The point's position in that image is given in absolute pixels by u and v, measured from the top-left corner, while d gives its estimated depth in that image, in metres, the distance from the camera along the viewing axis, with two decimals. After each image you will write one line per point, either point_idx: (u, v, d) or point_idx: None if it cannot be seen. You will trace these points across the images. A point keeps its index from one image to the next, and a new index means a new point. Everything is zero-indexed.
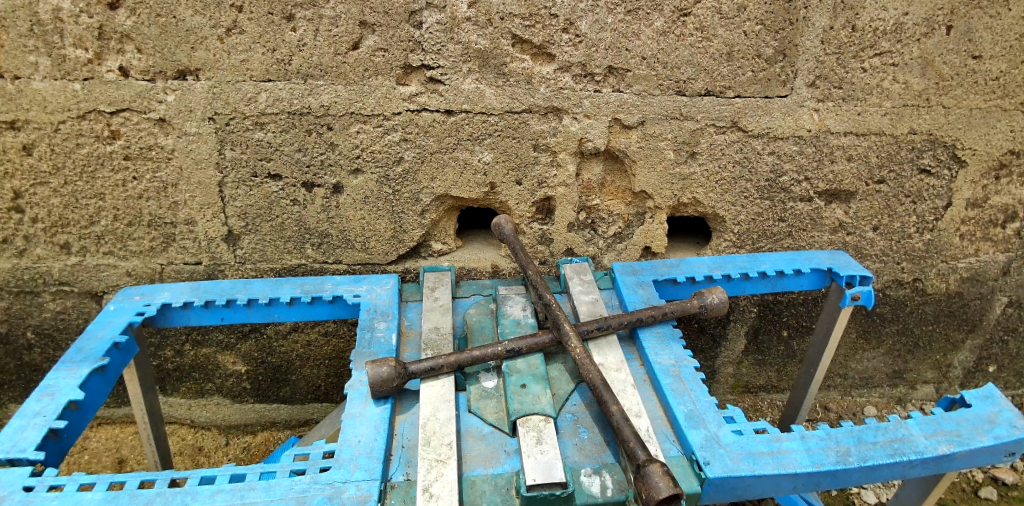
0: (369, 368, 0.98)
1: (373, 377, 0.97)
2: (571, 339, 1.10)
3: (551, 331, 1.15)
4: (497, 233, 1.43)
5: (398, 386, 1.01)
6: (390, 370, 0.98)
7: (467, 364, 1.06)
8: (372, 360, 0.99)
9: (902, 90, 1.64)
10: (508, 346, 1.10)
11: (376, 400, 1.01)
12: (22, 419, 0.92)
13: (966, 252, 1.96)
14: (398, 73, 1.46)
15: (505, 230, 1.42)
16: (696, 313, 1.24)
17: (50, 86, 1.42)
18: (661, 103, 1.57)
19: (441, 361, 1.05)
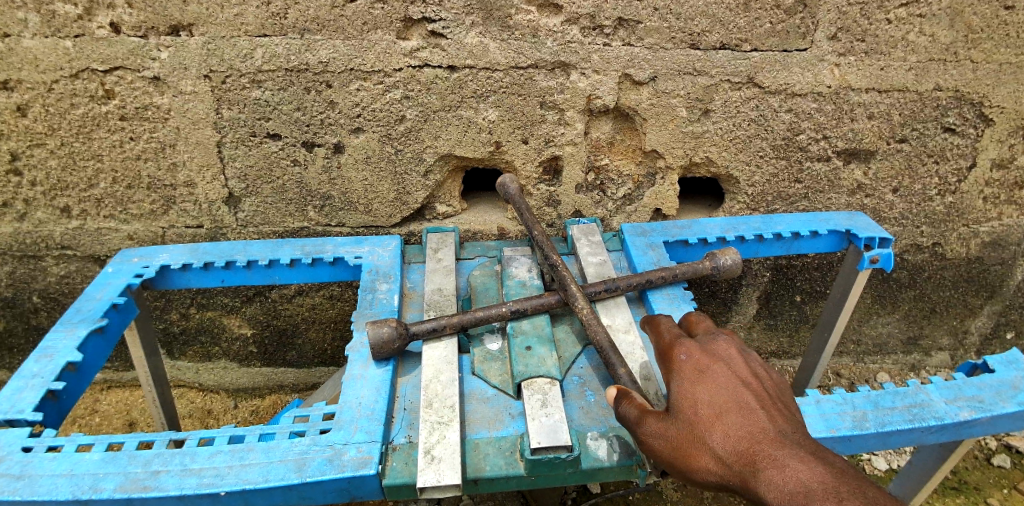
0: (369, 329, 0.95)
1: (373, 338, 0.95)
2: (578, 301, 1.06)
3: (558, 293, 1.11)
4: (502, 192, 1.39)
5: (400, 348, 0.99)
6: (391, 331, 0.96)
7: (470, 325, 1.04)
8: (373, 321, 0.97)
9: (929, 43, 1.55)
10: (513, 307, 1.07)
11: (377, 362, 0.98)
12: (20, 380, 0.91)
13: (987, 216, 1.90)
14: (398, 26, 1.40)
15: (511, 189, 1.38)
16: (708, 275, 1.20)
17: (41, 44, 1.37)
18: (673, 57, 1.50)
19: (443, 322, 1.02)
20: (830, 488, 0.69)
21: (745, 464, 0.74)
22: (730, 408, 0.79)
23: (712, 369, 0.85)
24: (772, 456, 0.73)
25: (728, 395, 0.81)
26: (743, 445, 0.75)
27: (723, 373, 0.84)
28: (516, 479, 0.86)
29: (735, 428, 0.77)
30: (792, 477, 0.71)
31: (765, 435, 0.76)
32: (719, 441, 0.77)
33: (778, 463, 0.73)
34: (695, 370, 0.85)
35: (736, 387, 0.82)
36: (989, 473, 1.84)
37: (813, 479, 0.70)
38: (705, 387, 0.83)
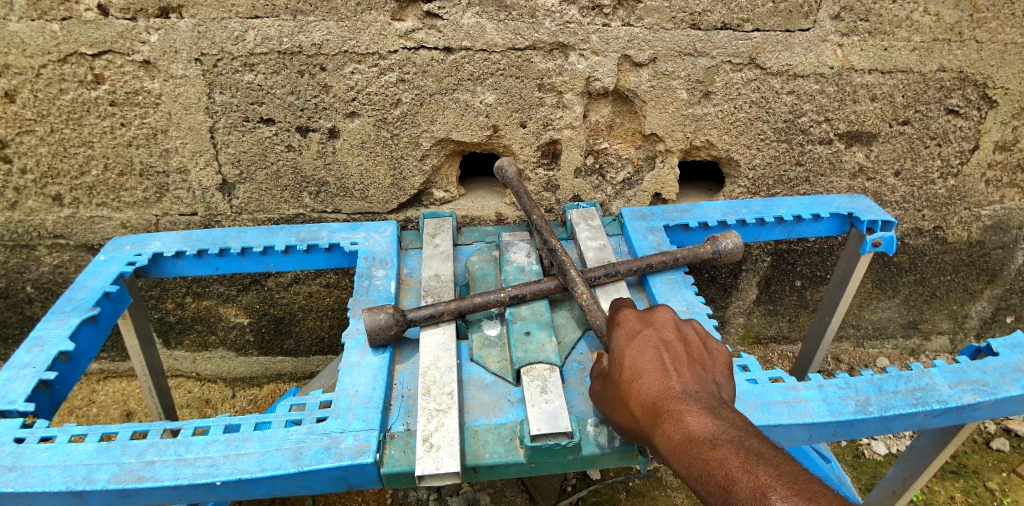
0: (365, 315, 0.93)
1: (370, 324, 0.94)
2: (578, 285, 1.05)
3: (556, 278, 1.10)
4: (500, 177, 1.36)
5: (397, 334, 0.97)
6: (387, 317, 0.94)
7: (468, 311, 1.02)
8: (369, 308, 0.96)
9: (933, 22, 1.53)
10: (511, 292, 1.06)
11: (375, 349, 0.97)
12: (11, 370, 0.89)
13: (990, 199, 1.88)
14: (392, 7, 1.37)
15: (508, 173, 1.36)
16: (709, 259, 1.19)
17: (27, 27, 1.34)
18: (674, 38, 1.47)
19: (441, 308, 1.00)
20: (717, 436, 0.72)
21: (649, 416, 0.79)
22: (648, 365, 0.84)
23: (643, 331, 0.89)
24: (673, 409, 0.77)
25: (649, 353, 0.85)
26: (651, 398, 0.80)
27: (650, 335, 0.88)
28: (515, 466, 0.85)
29: (647, 384, 0.82)
30: (683, 427, 0.75)
31: (674, 390, 0.80)
32: (632, 397, 0.82)
33: (676, 415, 0.77)
34: (627, 334, 0.90)
35: (658, 347, 0.86)
36: (987, 457, 1.85)
37: (703, 428, 0.74)
38: (630, 351, 0.87)
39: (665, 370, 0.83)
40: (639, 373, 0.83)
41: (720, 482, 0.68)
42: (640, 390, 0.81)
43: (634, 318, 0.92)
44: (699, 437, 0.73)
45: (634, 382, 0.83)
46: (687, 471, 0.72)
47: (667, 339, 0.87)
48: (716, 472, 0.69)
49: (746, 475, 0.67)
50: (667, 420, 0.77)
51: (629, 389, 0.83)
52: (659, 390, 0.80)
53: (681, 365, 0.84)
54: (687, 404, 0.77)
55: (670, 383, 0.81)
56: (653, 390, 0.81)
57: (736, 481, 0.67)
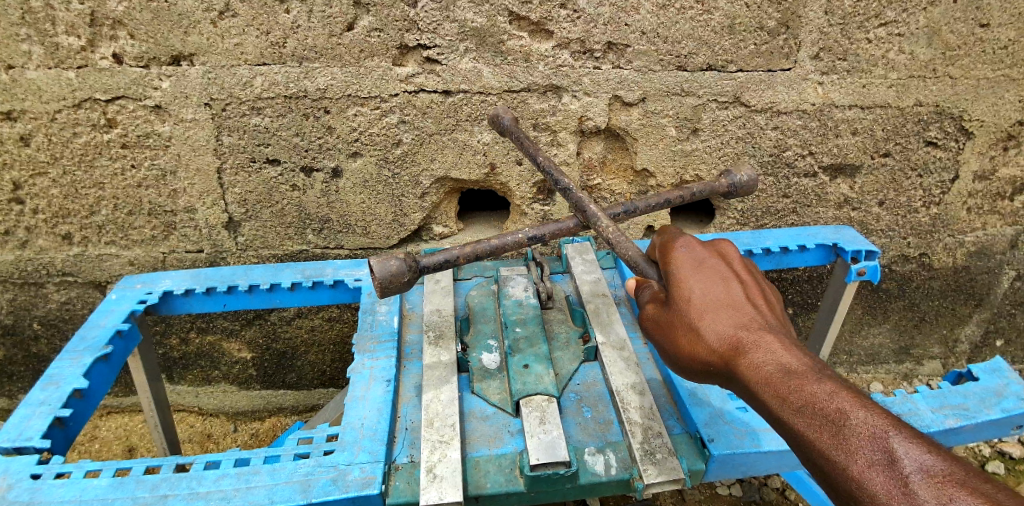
0: (376, 263, 0.93)
1: (383, 271, 0.93)
2: (601, 221, 1.08)
3: (577, 218, 1.16)
4: (498, 126, 1.37)
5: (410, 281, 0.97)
6: (399, 264, 0.95)
7: (484, 254, 1.04)
8: (380, 256, 0.95)
9: (908, 61, 1.61)
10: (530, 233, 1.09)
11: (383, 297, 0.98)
12: (28, 408, 0.92)
13: (972, 226, 1.94)
14: (393, 53, 1.44)
15: (506, 122, 1.36)
16: (726, 193, 1.28)
17: (44, 75, 1.41)
18: (661, 78, 1.54)
19: (456, 254, 1.02)
20: (809, 372, 0.79)
21: (731, 349, 0.83)
22: (722, 299, 0.88)
23: (708, 261, 0.93)
24: (759, 344, 0.82)
25: (720, 286, 0.90)
26: (731, 334, 0.84)
27: (717, 266, 0.93)
28: (516, 496, 0.88)
29: (724, 316, 0.86)
30: (776, 362, 0.80)
31: (754, 327, 0.85)
32: (708, 327, 0.85)
33: (763, 350, 0.82)
34: (695, 263, 0.93)
35: (729, 281, 0.90)
36: None
37: (794, 364, 0.79)
38: (703, 280, 0.90)
39: (739, 306, 0.88)
40: (715, 304, 0.88)
41: (829, 415, 0.73)
42: (718, 322, 0.85)
43: (694, 247, 0.96)
44: (794, 372, 0.79)
45: (709, 312, 0.87)
46: (784, 403, 0.76)
47: (735, 275, 0.93)
48: (820, 404, 0.74)
49: (856, 410, 0.73)
50: (751, 354, 0.82)
51: (704, 318, 0.86)
52: (739, 324, 0.85)
53: (749, 299, 0.90)
54: (771, 340, 0.83)
55: (748, 320, 0.86)
56: (731, 324, 0.86)
57: (846, 413, 0.73)
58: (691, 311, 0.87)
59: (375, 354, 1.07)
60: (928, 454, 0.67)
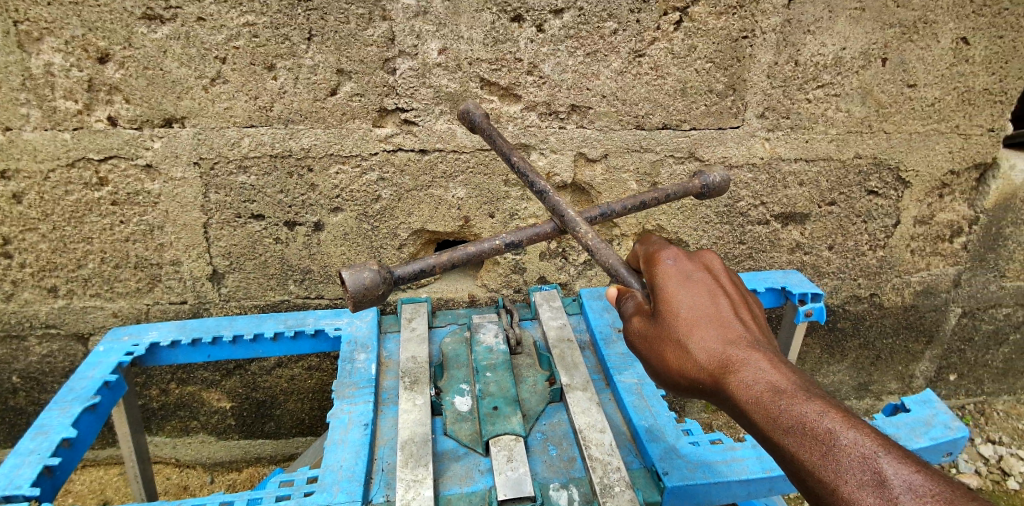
0: (349, 275, 0.99)
1: (357, 283, 0.99)
2: (579, 225, 1.18)
3: (553, 222, 1.26)
4: (468, 119, 1.38)
5: (384, 292, 1.04)
6: (372, 275, 1.01)
7: (460, 261, 1.12)
8: (352, 267, 1.01)
9: (845, 118, 1.78)
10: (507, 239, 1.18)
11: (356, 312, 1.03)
12: (18, 457, 0.97)
13: (917, 267, 2.08)
14: (373, 116, 1.55)
15: (476, 116, 1.37)
16: (700, 192, 1.43)
17: (41, 137, 1.49)
18: (622, 137, 1.68)
19: (431, 263, 1.09)
20: (798, 391, 0.87)
21: (720, 367, 0.91)
22: (710, 315, 0.96)
23: (695, 276, 1.01)
24: (747, 362, 0.90)
25: (707, 303, 0.98)
26: (721, 351, 0.92)
27: (704, 281, 1.01)
28: None
29: (713, 335, 0.94)
30: (765, 381, 0.87)
31: (742, 344, 0.93)
32: (697, 344, 0.93)
33: (751, 367, 0.90)
34: (681, 277, 1.01)
35: (715, 297, 0.98)
36: None
37: (784, 384, 0.87)
38: (691, 296, 0.98)
39: (726, 322, 0.96)
40: (704, 321, 0.95)
41: (819, 436, 0.81)
42: (708, 341, 0.93)
43: (681, 263, 1.04)
44: (784, 392, 0.86)
45: (699, 330, 0.94)
46: (775, 422, 0.84)
47: (719, 289, 1.01)
48: (811, 425, 0.82)
49: (846, 430, 0.80)
50: (742, 374, 0.89)
51: (693, 335, 0.94)
52: (727, 343, 0.93)
53: (736, 315, 0.98)
54: (758, 357, 0.91)
55: (735, 336, 0.94)
56: (720, 342, 0.93)
57: (837, 433, 0.80)
58: (681, 328, 0.94)
59: (353, 399, 1.13)
60: (917, 474, 0.75)
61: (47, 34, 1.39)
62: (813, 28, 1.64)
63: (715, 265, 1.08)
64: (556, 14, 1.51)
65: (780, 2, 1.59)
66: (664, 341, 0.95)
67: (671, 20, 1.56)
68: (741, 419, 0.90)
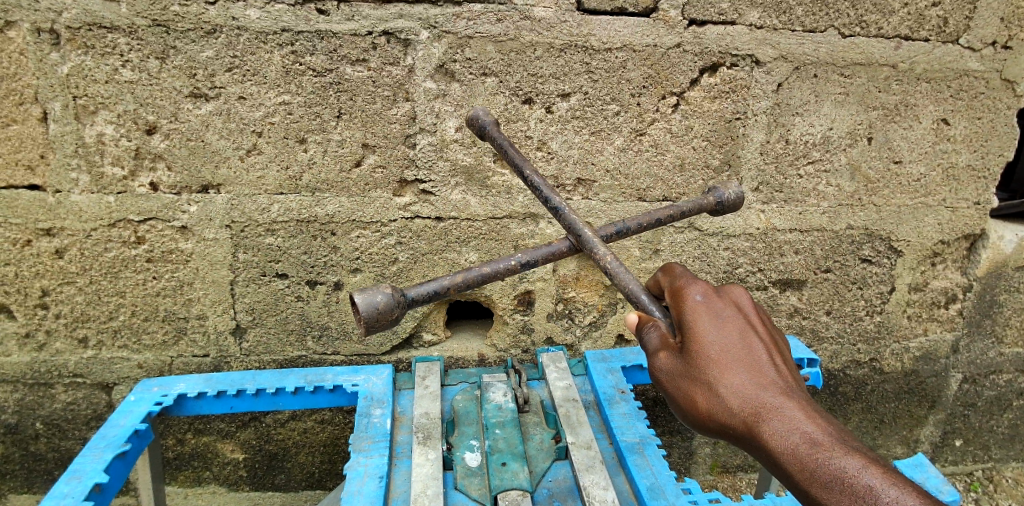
0: (362, 299, 1.09)
1: (370, 306, 1.10)
2: (596, 245, 1.24)
3: (569, 240, 1.34)
4: (477, 124, 1.47)
5: (397, 313, 1.14)
6: (384, 298, 1.11)
7: (472, 283, 1.22)
8: (366, 291, 1.12)
9: (836, 192, 1.89)
10: (520, 260, 1.28)
11: (368, 332, 1.14)
12: (53, 500, 1.04)
13: (915, 332, 2.14)
14: (394, 185, 1.68)
15: (485, 122, 1.47)
16: (713, 208, 1.48)
17: (87, 199, 1.61)
18: (624, 208, 1.79)
19: (444, 285, 1.20)
20: (834, 443, 0.92)
21: (753, 415, 0.97)
22: (741, 358, 1.01)
23: (725, 315, 1.06)
24: (780, 410, 0.96)
25: (739, 346, 1.03)
26: (754, 398, 0.98)
27: (734, 322, 1.05)
28: None
29: (747, 382, 0.99)
30: (800, 432, 0.94)
31: (774, 391, 0.99)
32: (731, 390, 0.98)
33: (785, 417, 0.95)
34: (713, 316, 1.05)
35: (746, 340, 1.04)
36: None
37: (821, 437, 0.93)
38: (723, 337, 1.03)
39: (757, 367, 1.01)
40: (736, 366, 1.00)
41: (857, 491, 0.87)
42: (741, 388, 0.99)
43: (711, 300, 1.08)
44: (821, 445, 0.92)
45: (733, 375, 0.99)
46: (814, 476, 0.90)
47: (750, 330, 1.06)
48: (850, 480, 0.88)
49: (887, 487, 0.86)
50: (778, 425, 0.95)
51: (726, 380, 0.99)
52: (761, 389, 0.99)
53: (768, 358, 1.03)
54: (790, 406, 0.97)
55: (766, 382, 1.00)
56: (753, 389, 0.99)
57: (877, 490, 0.86)
58: (714, 373, 0.99)
59: (369, 452, 1.19)
60: None
61: (101, 108, 1.54)
62: (801, 111, 1.78)
63: (743, 301, 1.12)
64: (564, 97, 1.66)
65: (769, 88, 1.74)
66: (698, 386, 1.00)
67: (669, 103, 1.71)
68: (776, 468, 0.95)
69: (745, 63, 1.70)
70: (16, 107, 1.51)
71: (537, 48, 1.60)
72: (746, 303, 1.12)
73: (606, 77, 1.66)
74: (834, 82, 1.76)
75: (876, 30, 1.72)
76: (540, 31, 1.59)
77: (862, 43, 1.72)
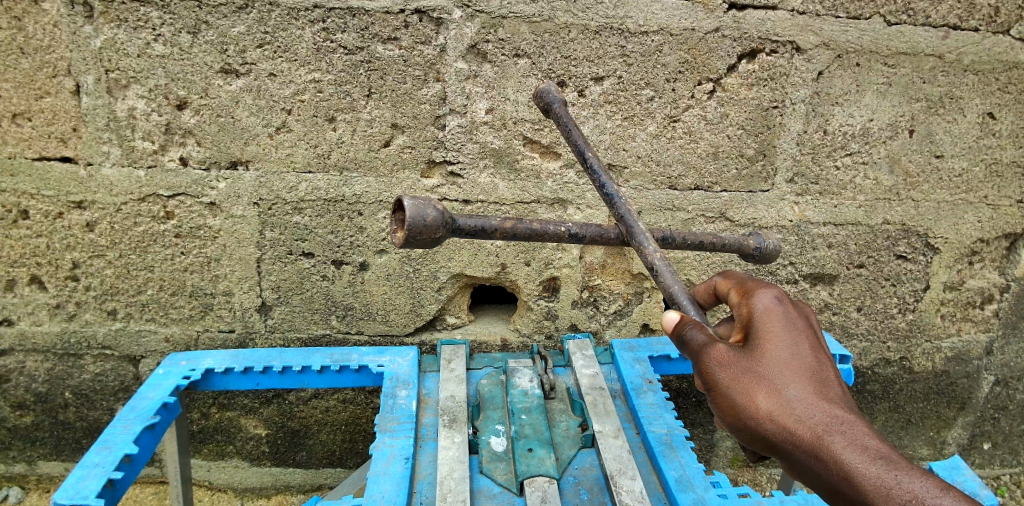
0: (411, 205, 0.94)
1: (419, 216, 0.95)
2: (646, 241, 1.15)
3: (618, 228, 1.21)
4: (546, 98, 1.37)
5: (440, 239, 0.99)
6: (434, 213, 0.96)
7: (521, 233, 1.07)
8: (417, 199, 0.97)
9: (873, 186, 1.83)
10: (571, 230, 1.13)
11: (403, 246, 0.98)
12: (84, 469, 1.06)
13: (947, 332, 2.08)
14: (422, 167, 1.67)
15: (553, 99, 1.36)
16: (751, 253, 1.37)
17: (118, 172, 1.62)
18: (655, 196, 1.76)
19: (493, 226, 1.05)
20: (909, 465, 0.90)
21: (821, 426, 0.93)
22: (810, 368, 0.99)
23: (798, 323, 1.03)
24: (850, 425, 0.94)
25: (810, 356, 1.00)
26: (823, 409, 0.95)
27: (807, 332, 1.03)
28: None
29: (816, 392, 0.96)
30: (871, 450, 0.91)
31: (842, 405, 0.96)
32: (798, 397, 0.95)
33: (855, 433, 0.93)
34: (785, 322, 1.02)
35: (817, 352, 1.01)
36: None
37: (894, 455, 0.90)
38: (795, 342, 1.00)
39: (826, 381, 0.99)
40: (806, 374, 0.98)
41: None
42: (810, 397, 0.96)
43: (786, 306, 1.05)
44: (895, 464, 0.89)
45: (802, 382, 0.97)
46: (890, 493, 0.87)
47: (818, 342, 1.04)
48: (931, 501, 0.85)
49: None
50: (848, 438, 0.92)
51: (794, 386, 0.96)
52: (829, 402, 0.96)
53: (834, 374, 1.01)
54: (859, 423, 0.94)
55: (834, 396, 0.97)
56: (822, 399, 0.96)
57: None
58: (782, 376, 0.96)
59: (395, 433, 1.18)
60: None
61: (134, 82, 1.54)
62: (842, 101, 1.72)
63: (810, 317, 1.11)
64: (597, 81, 1.62)
65: (809, 76, 1.68)
66: (763, 387, 0.96)
67: (705, 89, 1.66)
68: (842, 483, 0.91)
69: (785, 49, 1.65)
70: (50, 79, 1.52)
71: (572, 30, 1.57)
72: (811, 321, 1.10)
73: (642, 61, 1.62)
74: (878, 72, 1.69)
75: (924, 19, 1.65)
76: (576, 12, 1.55)
77: (908, 31, 1.66)
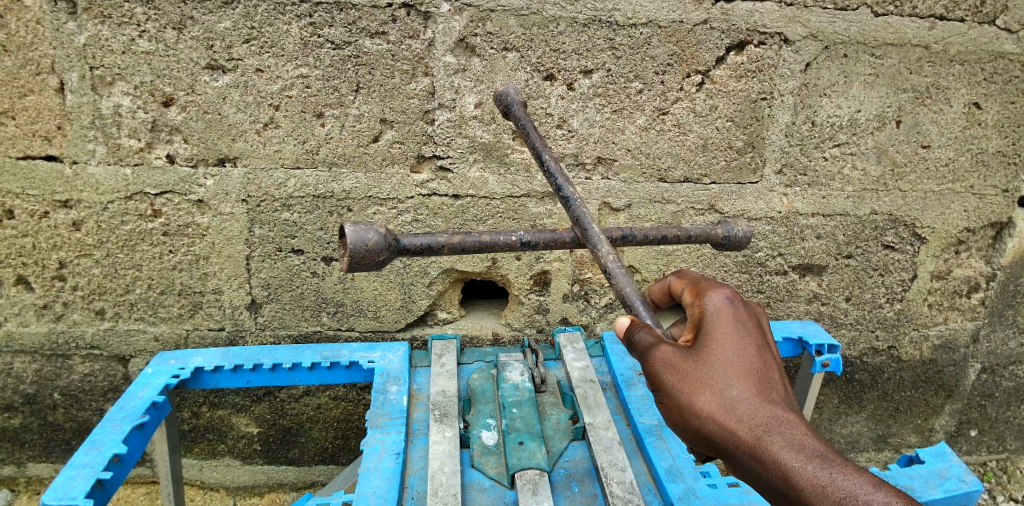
0: (351, 231, 0.98)
1: (359, 241, 0.98)
2: (600, 243, 1.12)
3: (574, 231, 1.19)
4: (504, 103, 1.37)
5: (383, 261, 1.02)
6: (376, 237, 0.99)
7: (469, 247, 1.08)
8: (358, 224, 1.00)
9: (861, 176, 1.84)
10: (522, 239, 1.14)
11: (350, 271, 1.02)
12: (73, 469, 1.05)
13: (935, 321, 2.10)
14: (411, 162, 1.66)
15: (512, 102, 1.36)
16: (720, 241, 1.31)
17: (104, 170, 1.60)
18: (645, 188, 1.76)
19: (439, 242, 1.07)
20: (844, 463, 0.91)
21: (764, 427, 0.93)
22: (757, 369, 0.98)
23: (746, 322, 1.02)
24: (791, 424, 0.94)
25: (756, 355, 0.99)
26: (766, 409, 0.94)
27: (755, 331, 1.01)
28: None
29: (760, 392, 0.96)
30: (810, 449, 0.92)
31: (784, 404, 0.96)
32: (743, 398, 0.94)
33: (795, 433, 0.93)
34: (733, 322, 1.01)
35: (764, 352, 1.00)
36: None
37: (831, 454, 0.92)
38: (742, 342, 0.99)
39: (771, 380, 0.98)
40: (751, 374, 0.97)
41: None
42: (753, 397, 0.95)
43: (737, 306, 1.04)
44: (830, 463, 0.91)
45: (746, 383, 0.96)
46: (826, 492, 0.89)
47: (766, 341, 1.03)
48: (863, 498, 0.87)
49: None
50: (789, 439, 0.93)
51: (739, 387, 0.95)
52: (773, 402, 0.96)
53: (779, 372, 1.01)
54: (801, 422, 0.95)
55: (777, 395, 0.97)
56: (765, 398, 0.96)
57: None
58: (727, 377, 0.96)
59: (386, 428, 1.19)
60: None
61: (118, 79, 1.52)
62: (829, 92, 1.72)
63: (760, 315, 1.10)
64: (586, 74, 1.62)
65: (797, 67, 1.68)
66: (707, 389, 0.94)
67: (693, 81, 1.67)
68: (780, 482, 0.92)
69: (773, 41, 1.65)
70: (33, 76, 1.50)
71: (560, 23, 1.56)
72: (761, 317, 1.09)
73: (630, 53, 1.62)
74: (865, 63, 1.70)
75: (910, 9, 1.66)
76: (564, 5, 1.55)
77: (895, 22, 1.66)
